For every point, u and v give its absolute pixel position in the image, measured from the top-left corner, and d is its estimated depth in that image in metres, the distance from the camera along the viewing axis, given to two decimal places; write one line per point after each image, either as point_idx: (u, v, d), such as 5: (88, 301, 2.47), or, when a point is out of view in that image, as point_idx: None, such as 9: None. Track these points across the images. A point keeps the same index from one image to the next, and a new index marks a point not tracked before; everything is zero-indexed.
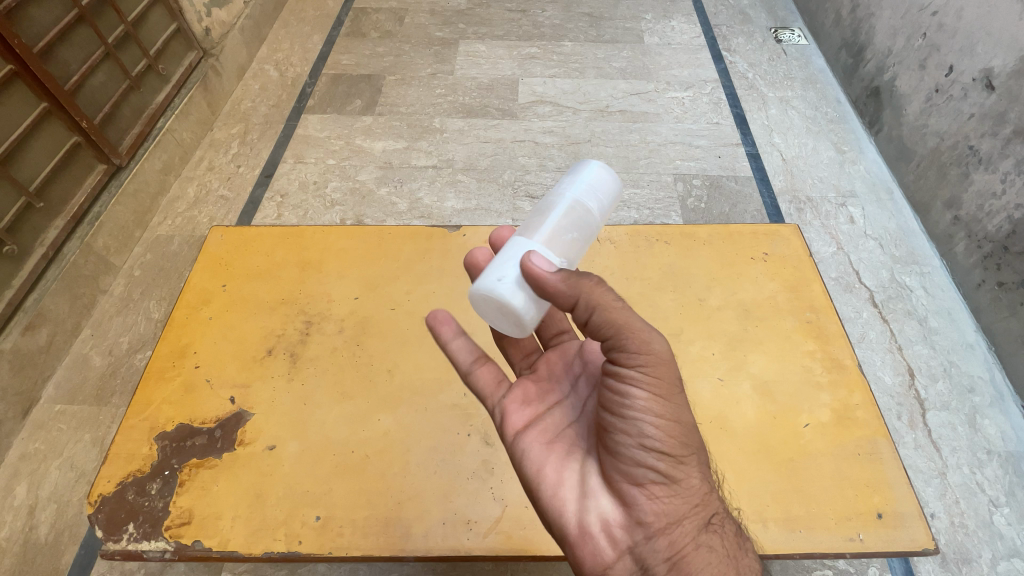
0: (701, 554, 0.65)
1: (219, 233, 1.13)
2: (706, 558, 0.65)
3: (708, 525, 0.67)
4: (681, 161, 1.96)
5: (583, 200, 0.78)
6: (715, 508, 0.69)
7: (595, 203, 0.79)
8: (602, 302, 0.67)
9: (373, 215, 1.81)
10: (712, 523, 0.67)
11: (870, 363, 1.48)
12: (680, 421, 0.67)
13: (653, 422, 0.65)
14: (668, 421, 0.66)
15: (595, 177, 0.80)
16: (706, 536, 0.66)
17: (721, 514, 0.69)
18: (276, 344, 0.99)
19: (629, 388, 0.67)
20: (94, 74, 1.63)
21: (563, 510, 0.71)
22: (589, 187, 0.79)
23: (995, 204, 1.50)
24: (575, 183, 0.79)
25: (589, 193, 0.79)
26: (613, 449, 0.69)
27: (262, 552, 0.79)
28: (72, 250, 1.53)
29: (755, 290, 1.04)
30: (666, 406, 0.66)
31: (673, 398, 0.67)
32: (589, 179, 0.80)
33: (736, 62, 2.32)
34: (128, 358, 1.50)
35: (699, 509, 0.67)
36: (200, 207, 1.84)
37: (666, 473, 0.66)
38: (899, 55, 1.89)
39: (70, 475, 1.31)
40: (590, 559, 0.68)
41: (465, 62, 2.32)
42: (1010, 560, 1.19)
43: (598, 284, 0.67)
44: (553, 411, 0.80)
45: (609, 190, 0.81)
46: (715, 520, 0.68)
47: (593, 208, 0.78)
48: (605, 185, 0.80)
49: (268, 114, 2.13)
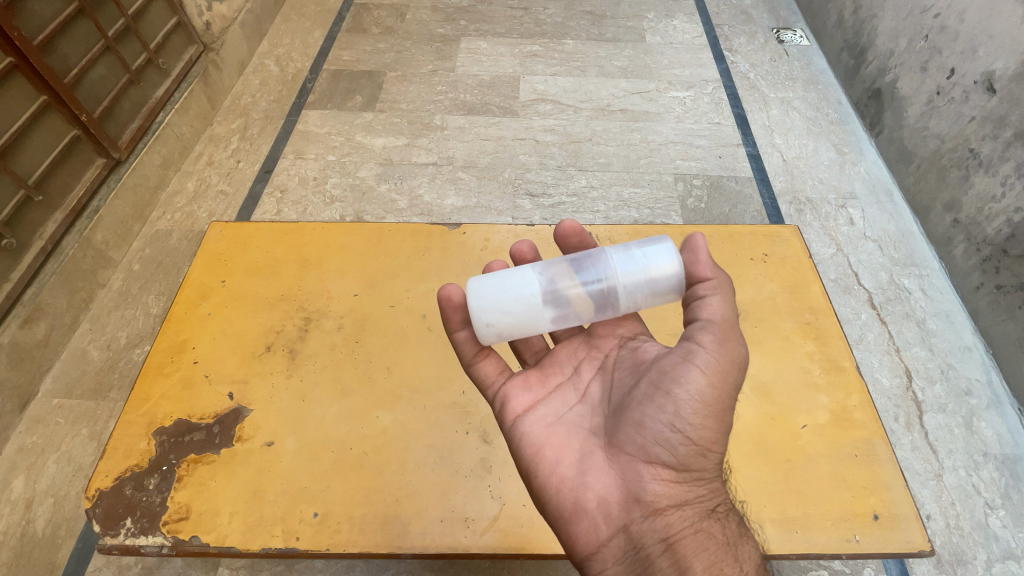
0: (700, 539, 0.64)
1: (219, 229, 1.13)
2: (706, 543, 0.64)
3: (711, 514, 0.67)
4: (681, 160, 1.96)
5: (624, 282, 0.76)
6: (716, 500, 0.70)
7: (636, 285, 0.76)
8: (720, 295, 0.74)
9: (373, 212, 1.81)
10: (714, 512, 0.68)
11: (868, 364, 1.48)
12: (721, 412, 0.69)
13: (696, 405, 0.67)
14: (708, 408, 0.68)
15: (656, 262, 0.76)
16: (709, 526, 0.66)
17: (721, 507, 0.70)
18: (275, 340, 0.98)
19: (687, 370, 0.69)
20: (94, 68, 1.62)
21: (561, 486, 0.70)
22: (638, 265, 0.76)
23: (995, 208, 1.50)
24: (630, 256, 0.77)
25: (636, 274, 0.76)
26: (637, 423, 0.69)
27: (260, 548, 0.80)
28: (71, 243, 1.53)
29: (754, 290, 1.04)
30: (714, 399, 0.68)
31: (722, 392, 0.69)
32: (645, 257, 0.77)
33: (738, 62, 2.32)
34: (126, 353, 1.50)
35: (702, 495, 0.69)
36: (200, 202, 1.84)
37: (688, 457, 0.68)
38: (901, 56, 1.89)
39: (67, 470, 1.31)
40: (583, 536, 0.68)
41: (466, 59, 2.32)
42: (1005, 562, 1.19)
43: (729, 289, 0.75)
44: (553, 393, 0.81)
45: (663, 282, 0.76)
46: (716, 510, 0.69)
47: (626, 294, 0.77)
48: (660, 276, 0.76)
49: (269, 110, 2.12)
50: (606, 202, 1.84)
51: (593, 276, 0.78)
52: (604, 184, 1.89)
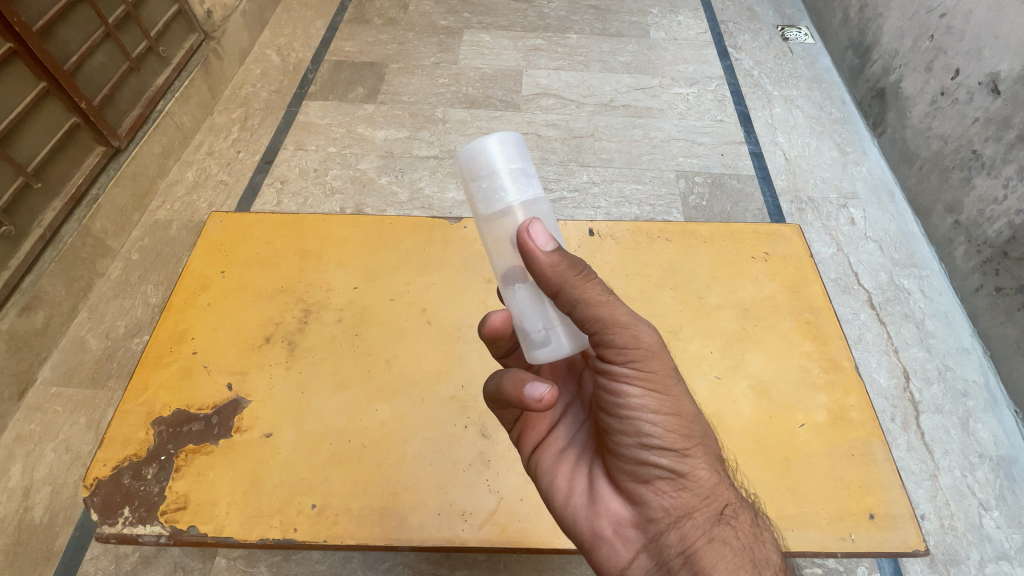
0: (714, 544, 0.61)
1: (219, 220, 1.13)
2: (722, 547, 0.61)
3: (721, 518, 0.64)
4: (683, 158, 1.96)
5: (525, 198, 0.64)
6: (722, 497, 0.65)
7: (525, 190, 0.63)
8: (585, 300, 0.63)
9: (373, 205, 1.80)
10: (722, 513, 0.64)
11: (866, 364, 1.48)
12: (679, 409, 0.66)
13: (655, 414, 0.65)
14: (663, 410, 0.65)
15: (498, 162, 0.62)
16: (720, 527, 0.63)
17: (733, 505, 0.66)
18: (274, 332, 0.98)
19: (623, 387, 0.65)
20: (94, 55, 1.61)
21: (576, 516, 0.70)
22: (500, 183, 0.63)
23: (996, 210, 1.50)
24: (500, 189, 0.63)
25: (513, 188, 0.63)
26: (616, 450, 0.68)
27: (258, 538, 0.80)
28: (70, 232, 1.52)
29: (755, 289, 1.04)
30: (663, 400, 0.65)
31: (670, 389, 0.66)
32: (492, 174, 0.62)
33: (742, 59, 2.31)
34: (124, 342, 1.50)
35: (706, 494, 0.65)
36: (199, 191, 1.83)
37: (676, 465, 0.64)
38: (906, 56, 1.88)
39: (65, 458, 1.31)
40: (606, 563, 0.67)
41: (469, 52, 2.30)
42: (998, 563, 1.20)
43: (590, 281, 0.63)
44: (562, 416, 0.80)
45: (519, 152, 0.64)
46: (725, 509, 0.65)
47: (533, 192, 0.65)
48: (514, 155, 0.63)
49: (270, 100, 2.11)
50: (607, 198, 1.83)
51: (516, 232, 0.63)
52: (605, 181, 1.88)
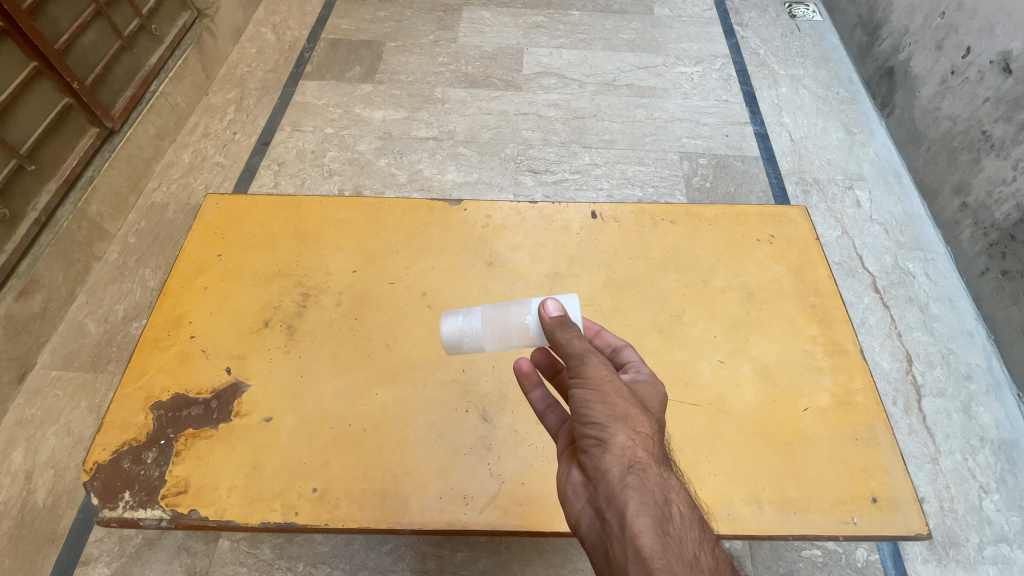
0: (623, 497, 0.55)
1: (215, 201, 1.11)
2: (629, 497, 0.55)
3: (632, 471, 0.57)
4: (687, 138, 1.92)
5: (482, 322, 0.78)
6: (641, 458, 0.58)
7: (483, 326, 0.78)
8: (572, 336, 0.68)
9: (372, 187, 1.77)
10: (632, 468, 0.57)
11: (870, 348, 1.47)
12: (606, 390, 0.62)
13: (582, 391, 0.63)
14: (589, 392, 0.62)
15: (454, 334, 0.78)
16: (631, 481, 0.56)
17: (651, 464, 0.58)
18: (273, 315, 0.97)
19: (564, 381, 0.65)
20: (85, 33, 1.57)
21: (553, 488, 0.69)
22: (464, 330, 0.78)
23: (1005, 191, 1.48)
24: (475, 334, 0.78)
25: (475, 331, 0.78)
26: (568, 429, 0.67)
27: (259, 522, 0.79)
28: (65, 215, 1.50)
29: (760, 272, 1.03)
30: (591, 390, 0.62)
31: (605, 378, 0.63)
32: (457, 334, 0.78)
33: (748, 37, 2.26)
34: (124, 326, 1.49)
35: (621, 453, 0.58)
36: (196, 173, 1.80)
37: (596, 431, 0.61)
38: (916, 34, 1.83)
39: (67, 442, 1.31)
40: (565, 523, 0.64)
41: (468, 29, 2.25)
42: (996, 545, 1.21)
43: (573, 329, 0.69)
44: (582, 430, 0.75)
45: (450, 319, 0.79)
46: (638, 464, 0.57)
47: (479, 318, 0.78)
48: (453, 324, 0.78)
49: (266, 80, 2.06)
50: (610, 180, 1.81)
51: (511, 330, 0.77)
52: (607, 162, 1.85)
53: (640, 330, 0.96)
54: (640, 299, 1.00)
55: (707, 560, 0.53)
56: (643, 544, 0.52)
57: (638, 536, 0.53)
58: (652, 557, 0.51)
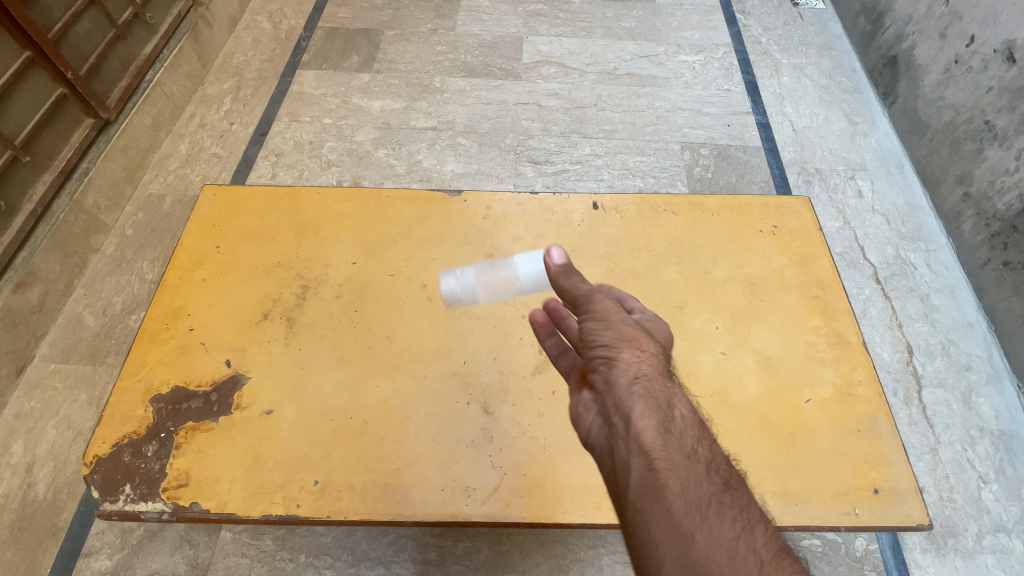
0: (631, 402, 0.57)
1: (213, 193, 1.10)
2: (635, 402, 0.57)
3: (638, 380, 0.59)
4: (689, 128, 1.91)
5: (476, 278, 0.86)
6: (647, 371, 0.60)
7: (475, 282, 0.86)
8: (575, 282, 0.69)
9: (371, 178, 1.76)
10: (638, 377, 0.59)
11: (870, 339, 1.47)
12: (613, 318, 0.64)
13: (590, 322, 0.65)
14: (597, 321, 0.64)
15: (452, 291, 0.87)
16: (637, 388, 0.58)
17: (656, 375, 0.60)
18: (272, 308, 0.96)
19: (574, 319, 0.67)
20: (79, 22, 1.54)
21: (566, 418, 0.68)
22: (460, 288, 0.86)
23: (1007, 182, 1.47)
24: (470, 290, 0.86)
25: (471, 288, 0.86)
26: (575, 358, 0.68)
27: (261, 514, 0.79)
28: (62, 207, 1.49)
29: (763, 263, 1.02)
30: (599, 320, 0.64)
31: (609, 310, 0.65)
32: (455, 292, 0.87)
33: (750, 25, 2.23)
34: (122, 319, 1.48)
35: (629, 366, 0.60)
36: (192, 165, 1.78)
37: (602, 350, 0.63)
38: (920, 22, 1.81)
39: (67, 435, 1.31)
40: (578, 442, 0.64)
41: (467, 18, 2.22)
42: (995, 534, 1.21)
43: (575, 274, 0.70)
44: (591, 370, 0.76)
45: (446, 279, 0.87)
46: (644, 375, 0.59)
47: (472, 276, 0.86)
48: (450, 284, 0.87)
49: (262, 69, 2.04)
50: (611, 170, 1.79)
51: (501, 285, 0.86)
52: (608, 153, 1.83)
53: None
54: (642, 291, 0.99)
55: (705, 454, 0.56)
56: (645, 441, 0.55)
57: (640, 435, 0.55)
58: (654, 450, 0.54)
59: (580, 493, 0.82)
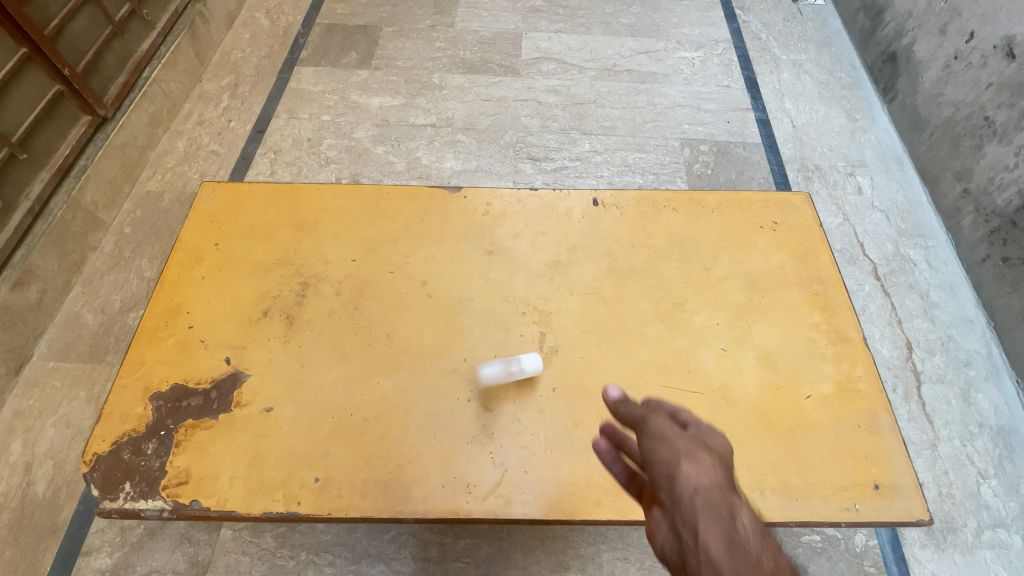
0: (695, 516, 0.51)
1: (211, 190, 1.10)
2: (699, 513, 0.51)
3: (702, 491, 0.53)
4: (689, 125, 1.90)
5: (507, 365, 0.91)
6: (711, 484, 0.54)
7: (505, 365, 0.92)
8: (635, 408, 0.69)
9: (370, 175, 1.75)
10: (701, 489, 0.53)
11: (870, 335, 1.47)
12: (674, 434, 0.61)
13: (650, 441, 0.62)
14: (654, 438, 0.62)
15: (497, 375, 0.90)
16: (700, 498, 0.53)
17: (722, 488, 0.54)
18: (271, 305, 0.96)
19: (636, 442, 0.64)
20: (75, 18, 1.53)
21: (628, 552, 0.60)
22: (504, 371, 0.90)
23: (1007, 178, 1.47)
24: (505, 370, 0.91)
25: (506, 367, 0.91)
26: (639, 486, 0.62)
27: (261, 512, 0.79)
28: (59, 205, 1.49)
29: (763, 260, 1.02)
30: (658, 437, 0.61)
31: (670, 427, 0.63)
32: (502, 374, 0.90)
33: (749, 21, 2.23)
34: (121, 317, 1.48)
35: (691, 478, 0.55)
36: (191, 162, 1.78)
37: (663, 465, 0.58)
38: (919, 18, 1.81)
39: (66, 433, 1.31)
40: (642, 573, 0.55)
41: (466, 14, 2.21)
42: (994, 530, 1.22)
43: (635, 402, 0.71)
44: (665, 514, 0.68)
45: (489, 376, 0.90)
46: (707, 488, 0.54)
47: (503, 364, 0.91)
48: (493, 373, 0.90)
49: (260, 66, 2.03)
50: (610, 167, 1.79)
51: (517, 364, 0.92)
52: (608, 149, 1.83)
53: (641, 318, 0.96)
54: (642, 288, 0.99)
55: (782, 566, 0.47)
56: (712, 554, 0.48)
57: (707, 547, 0.49)
58: (722, 562, 0.47)
59: (581, 490, 0.81)
